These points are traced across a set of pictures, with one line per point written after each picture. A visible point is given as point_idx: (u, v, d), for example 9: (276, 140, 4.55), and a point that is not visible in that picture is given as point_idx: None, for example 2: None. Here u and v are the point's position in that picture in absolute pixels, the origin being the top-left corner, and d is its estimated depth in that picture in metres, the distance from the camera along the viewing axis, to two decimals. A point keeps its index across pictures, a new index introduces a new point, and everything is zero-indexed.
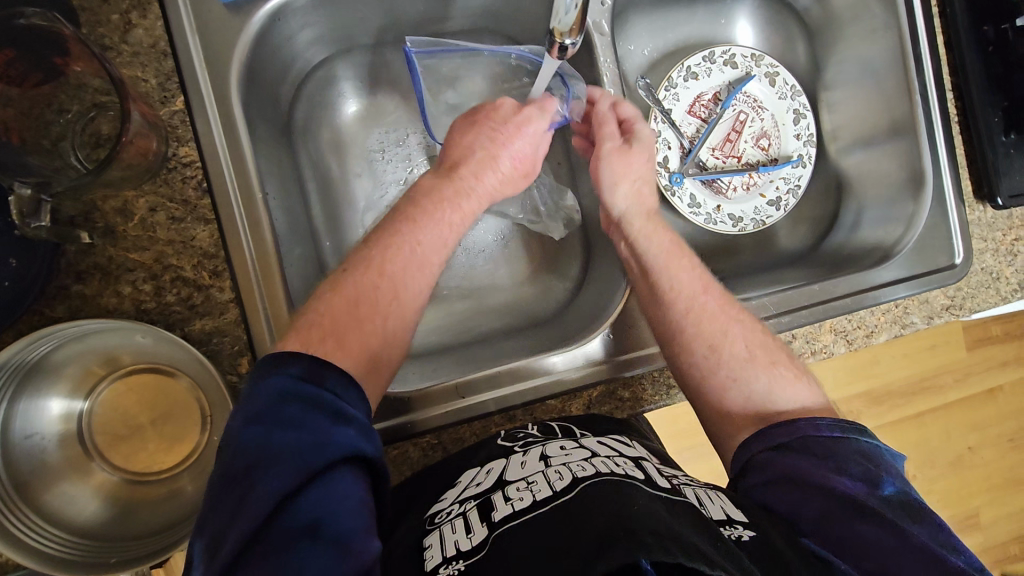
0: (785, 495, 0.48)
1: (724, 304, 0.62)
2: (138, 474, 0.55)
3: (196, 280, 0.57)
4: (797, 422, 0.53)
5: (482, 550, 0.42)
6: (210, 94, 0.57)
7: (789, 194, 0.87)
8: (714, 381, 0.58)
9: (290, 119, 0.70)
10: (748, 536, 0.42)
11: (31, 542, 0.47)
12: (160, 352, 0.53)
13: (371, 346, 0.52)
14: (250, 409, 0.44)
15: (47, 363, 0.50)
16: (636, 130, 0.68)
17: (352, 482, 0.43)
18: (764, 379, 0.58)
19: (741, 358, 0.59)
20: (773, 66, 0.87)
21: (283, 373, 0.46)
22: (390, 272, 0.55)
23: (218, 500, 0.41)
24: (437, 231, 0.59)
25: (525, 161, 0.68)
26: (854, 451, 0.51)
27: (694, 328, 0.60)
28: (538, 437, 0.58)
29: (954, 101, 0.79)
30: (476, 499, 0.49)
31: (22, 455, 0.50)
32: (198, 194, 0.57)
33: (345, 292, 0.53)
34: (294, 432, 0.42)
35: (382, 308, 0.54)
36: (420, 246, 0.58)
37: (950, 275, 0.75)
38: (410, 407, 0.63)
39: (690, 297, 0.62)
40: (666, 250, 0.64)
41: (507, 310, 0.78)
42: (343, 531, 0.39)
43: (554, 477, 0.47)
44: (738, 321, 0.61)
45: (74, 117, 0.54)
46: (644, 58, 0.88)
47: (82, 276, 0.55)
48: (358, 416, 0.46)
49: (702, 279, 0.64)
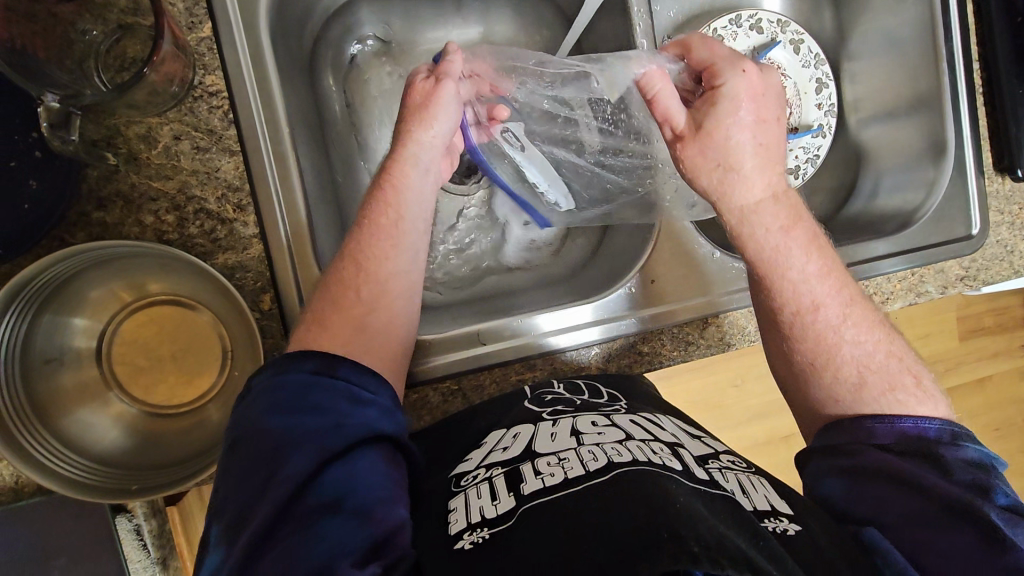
0: (860, 492, 0.48)
1: (845, 315, 0.56)
2: (156, 406, 0.55)
3: (220, 213, 0.55)
4: (902, 423, 0.51)
5: (509, 520, 0.41)
6: (238, 21, 0.55)
7: (808, 163, 0.86)
8: (820, 398, 0.55)
9: (313, 59, 0.69)
10: (794, 530, 0.41)
11: (50, 464, 0.46)
12: (184, 282, 0.53)
13: (358, 319, 0.52)
14: (268, 401, 0.44)
15: (70, 284, 0.50)
16: (720, 76, 0.57)
17: (372, 460, 0.43)
18: (875, 408, 0.53)
19: (856, 370, 0.54)
20: (799, 33, 0.87)
21: (297, 365, 0.46)
22: (350, 251, 0.55)
23: (241, 474, 0.41)
24: (377, 197, 0.57)
25: (432, 95, 0.57)
26: (957, 460, 0.48)
27: (799, 343, 0.56)
28: (567, 404, 0.57)
29: (978, 71, 0.79)
30: (503, 467, 0.48)
31: (40, 376, 0.50)
32: (224, 124, 0.56)
33: (328, 285, 0.53)
34: (316, 415, 0.43)
35: (353, 282, 0.53)
36: (367, 216, 0.56)
37: (966, 246, 0.76)
38: (430, 352, 0.62)
39: (801, 299, 0.56)
40: (781, 235, 0.56)
41: (526, 268, 0.77)
42: (365, 501, 0.40)
43: (587, 456, 0.45)
44: (851, 333, 0.55)
45: (99, 38, 0.53)
46: (668, 20, 0.86)
47: (103, 203, 0.53)
48: (377, 399, 0.46)
49: (822, 280, 0.56)
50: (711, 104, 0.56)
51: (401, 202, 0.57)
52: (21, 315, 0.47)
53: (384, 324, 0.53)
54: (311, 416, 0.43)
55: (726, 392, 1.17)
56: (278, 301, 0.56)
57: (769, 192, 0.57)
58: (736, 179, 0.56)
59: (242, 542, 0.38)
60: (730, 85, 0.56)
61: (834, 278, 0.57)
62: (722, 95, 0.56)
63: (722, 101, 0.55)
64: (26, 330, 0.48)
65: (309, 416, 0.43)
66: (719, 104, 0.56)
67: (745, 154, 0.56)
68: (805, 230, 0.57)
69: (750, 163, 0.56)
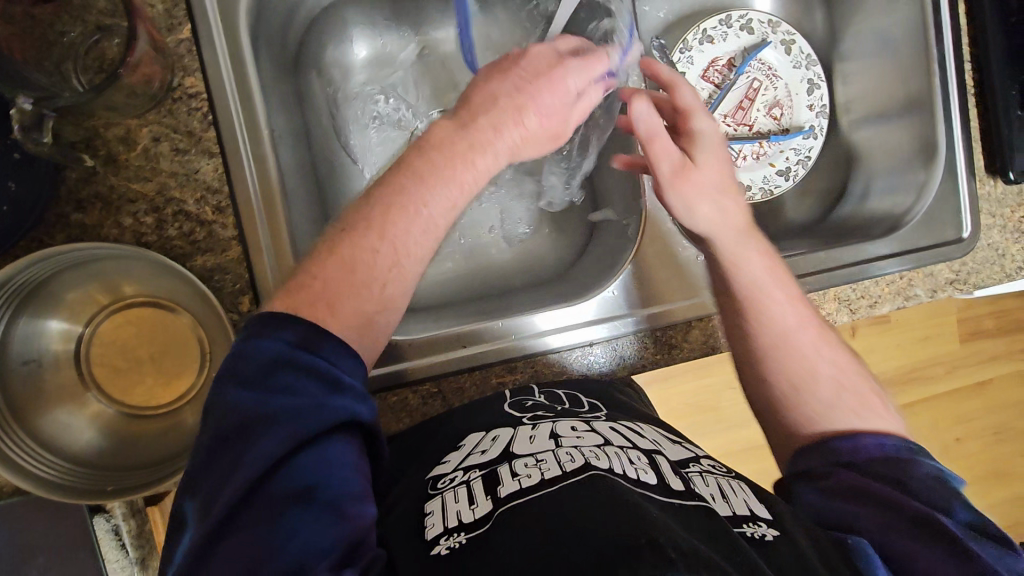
0: (825, 504, 0.49)
1: (833, 365, 0.57)
2: (134, 408, 0.55)
3: (199, 215, 0.55)
4: (866, 442, 0.53)
5: (486, 523, 0.41)
6: (217, 21, 0.55)
7: (799, 165, 0.86)
8: (797, 416, 0.55)
9: (298, 58, 0.69)
10: (772, 536, 0.41)
11: (26, 465, 0.46)
12: (162, 284, 0.53)
13: (368, 315, 0.45)
14: (238, 370, 0.40)
15: (48, 286, 0.50)
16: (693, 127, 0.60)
17: (345, 451, 0.40)
18: (842, 419, 0.54)
19: (829, 411, 0.55)
20: (790, 34, 0.86)
21: (275, 336, 0.41)
22: (391, 237, 0.46)
23: (210, 459, 0.39)
24: (439, 188, 0.47)
25: (561, 106, 0.54)
26: (922, 476, 0.49)
27: (778, 365, 0.57)
28: (548, 410, 0.57)
29: (971, 72, 0.78)
30: (480, 470, 0.48)
31: (18, 377, 0.50)
32: (203, 126, 0.56)
33: (338, 255, 0.45)
34: (287, 398, 0.39)
35: (379, 275, 0.45)
36: (425, 207, 0.46)
37: (957, 249, 0.75)
38: (411, 354, 0.62)
39: (795, 342, 0.57)
40: (761, 280, 0.59)
41: (510, 268, 0.77)
42: (338, 495, 0.38)
43: (564, 458, 0.45)
44: (856, 415, 0.54)
45: (78, 40, 0.53)
46: (658, 20, 0.86)
47: (82, 204, 0.53)
48: (353, 383, 0.42)
49: (824, 353, 0.57)
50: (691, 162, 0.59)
51: (458, 201, 0.49)
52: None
53: (389, 324, 0.46)
54: (282, 398, 0.39)
55: (719, 394, 1.16)
56: (257, 303, 0.56)
57: (728, 232, 0.60)
58: (709, 207, 0.60)
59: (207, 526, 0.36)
60: (707, 129, 0.60)
61: (837, 355, 0.58)
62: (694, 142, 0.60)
63: (703, 138, 0.60)
64: (2, 333, 0.48)
65: (285, 396, 0.39)
66: (697, 142, 0.60)
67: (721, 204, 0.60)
68: (806, 309, 0.59)
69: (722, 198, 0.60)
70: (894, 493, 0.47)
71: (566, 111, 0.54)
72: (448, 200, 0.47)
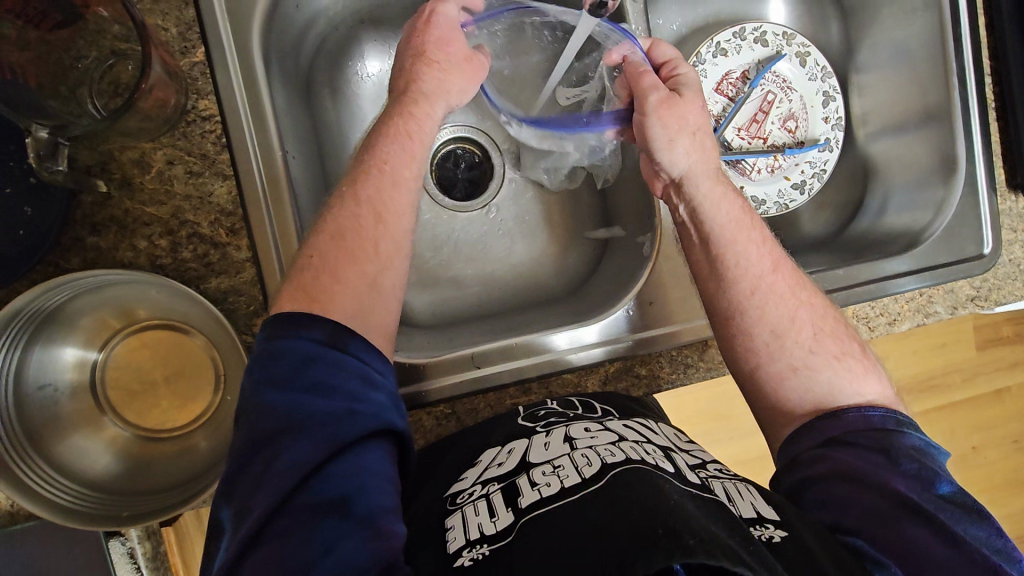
0: (826, 491, 0.47)
1: (819, 332, 0.57)
2: (149, 431, 0.55)
3: (213, 237, 0.55)
4: (847, 414, 0.52)
5: (509, 536, 0.40)
6: (232, 45, 0.55)
7: (814, 178, 0.85)
8: (775, 365, 0.55)
9: (309, 75, 0.68)
10: (779, 537, 0.40)
11: (43, 491, 0.47)
12: (176, 308, 0.53)
13: (371, 276, 0.48)
14: (271, 372, 0.41)
15: (63, 312, 0.50)
16: (678, 73, 0.62)
17: (380, 458, 0.40)
18: (828, 373, 0.55)
19: (803, 356, 0.55)
20: (805, 46, 0.85)
21: (301, 334, 0.42)
22: (365, 197, 0.50)
23: (244, 467, 0.38)
24: (404, 146, 0.53)
25: (452, 34, 0.57)
26: (905, 445, 0.49)
27: (756, 310, 0.57)
28: (560, 417, 0.57)
29: (991, 85, 0.77)
30: (499, 483, 0.47)
31: (35, 404, 0.50)
32: (217, 149, 0.56)
33: (327, 229, 0.49)
34: (323, 399, 0.40)
35: (369, 235, 0.49)
36: (387, 163, 0.52)
37: (978, 265, 0.74)
38: (422, 376, 0.61)
39: (784, 301, 0.57)
40: (734, 221, 0.59)
41: (523, 285, 0.76)
42: (373, 508, 0.37)
43: (581, 462, 0.44)
44: (835, 361, 0.55)
45: (93, 64, 0.53)
46: (671, 33, 0.85)
47: (97, 228, 0.53)
48: (384, 382, 0.44)
49: (801, 300, 0.58)
50: (679, 98, 0.60)
51: (419, 156, 0.54)
52: (12, 345, 0.47)
53: (394, 286, 0.50)
54: (322, 398, 0.39)
55: (732, 405, 1.15)
56: None
57: (707, 171, 0.60)
58: (689, 143, 0.59)
59: (241, 538, 0.36)
60: (689, 75, 0.62)
61: (815, 302, 0.58)
62: (681, 84, 0.62)
63: (687, 87, 0.61)
64: (17, 361, 0.48)
65: (315, 397, 0.39)
66: (680, 88, 0.61)
67: (700, 142, 0.60)
68: (779, 251, 0.60)
69: (700, 141, 0.60)
70: (884, 470, 0.47)
71: (456, 33, 0.58)
72: (397, 151, 0.53)
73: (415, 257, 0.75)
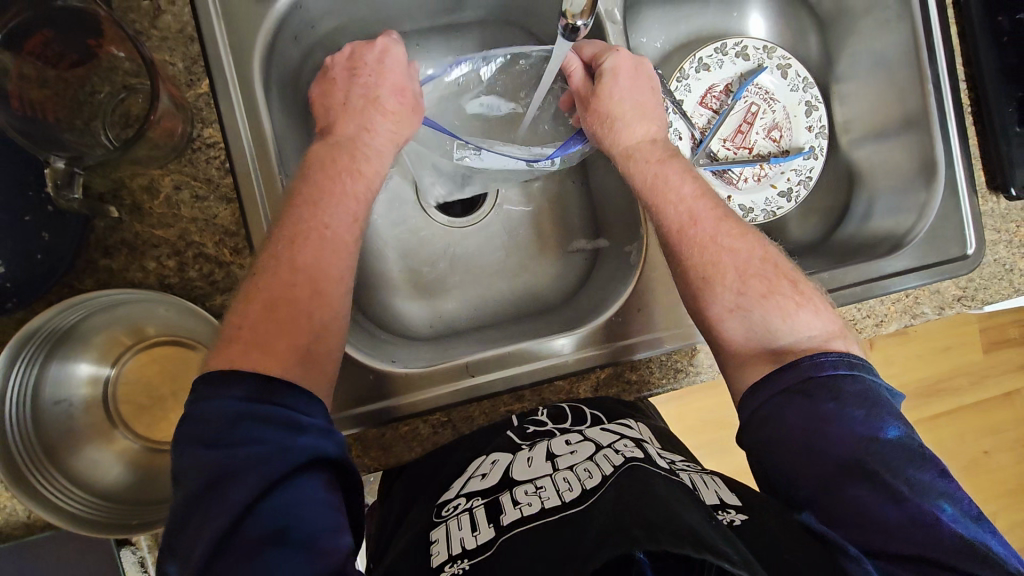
0: (784, 454, 0.49)
1: (747, 272, 0.58)
2: (159, 442, 0.58)
3: (218, 257, 0.59)
4: (801, 362, 0.51)
5: (488, 550, 0.43)
6: (234, 78, 0.59)
7: (800, 185, 0.87)
8: (710, 311, 0.58)
9: (309, 101, 0.72)
10: (740, 520, 0.45)
11: (58, 501, 0.49)
12: (183, 325, 0.56)
13: (303, 349, 0.49)
14: (201, 431, 0.42)
15: (79, 330, 0.53)
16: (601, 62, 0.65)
17: (317, 487, 0.42)
18: (759, 312, 0.56)
19: (733, 299, 0.57)
20: (785, 58, 0.87)
21: (225, 394, 0.43)
22: (304, 265, 0.52)
23: (188, 512, 0.40)
24: (344, 207, 0.57)
25: (405, 79, 0.64)
26: (852, 392, 0.49)
27: (683, 261, 0.60)
28: (548, 432, 0.58)
29: (966, 91, 0.79)
30: (482, 498, 0.50)
31: (52, 417, 0.53)
32: (222, 173, 0.59)
33: (261, 298, 0.50)
34: (251, 448, 0.41)
35: (306, 308, 0.51)
36: (328, 228, 0.54)
37: (962, 265, 0.76)
38: (418, 387, 0.63)
39: (714, 248, 0.59)
40: (657, 179, 0.63)
41: (518, 296, 0.79)
42: (311, 532, 0.39)
43: (563, 486, 0.47)
44: (762, 300, 0.56)
45: (105, 98, 0.57)
46: (656, 51, 0.88)
47: (109, 251, 0.57)
48: (314, 421, 0.44)
49: (723, 245, 0.59)
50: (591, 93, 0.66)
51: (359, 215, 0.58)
52: (30, 363, 0.50)
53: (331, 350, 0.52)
54: (248, 447, 0.41)
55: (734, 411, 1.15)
56: None
57: (631, 148, 0.65)
58: (608, 131, 0.66)
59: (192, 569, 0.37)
60: (609, 64, 0.64)
61: (738, 246, 0.59)
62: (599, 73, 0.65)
63: (603, 76, 0.65)
64: (37, 376, 0.51)
65: (248, 446, 0.41)
66: (599, 80, 0.65)
67: (616, 124, 0.65)
68: (703, 204, 0.62)
69: (620, 123, 0.65)
70: (833, 427, 0.47)
71: (409, 80, 0.65)
72: (341, 216, 0.56)
73: (412, 272, 0.78)
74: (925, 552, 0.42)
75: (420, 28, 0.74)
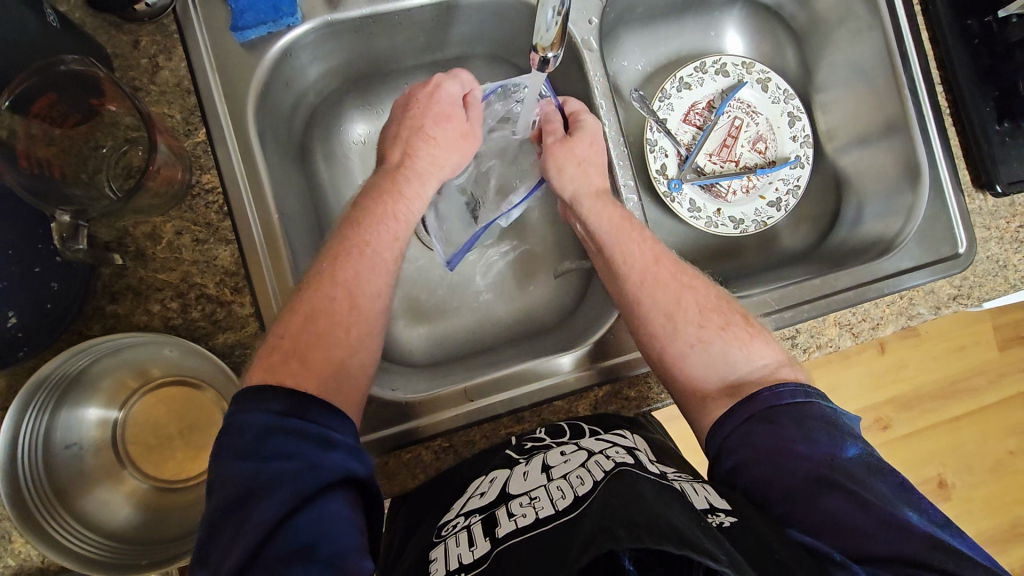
0: (753, 475, 0.50)
1: (705, 314, 0.61)
2: (166, 482, 0.59)
3: (219, 296, 0.61)
4: (761, 394, 0.54)
5: (485, 562, 0.44)
6: (229, 129, 0.62)
7: (789, 195, 0.87)
8: (676, 348, 0.59)
9: (304, 141, 0.75)
10: (729, 523, 0.45)
11: (70, 545, 0.51)
12: (185, 364, 0.57)
13: (338, 360, 0.53)
14: (237, 444, 0.44)
15: (86, 375, 0.55)
16: (581, 120, 0.68)
17: (345, 505, 0.43)
18: (719, 342, 0.59)
19: (696, 333, 0.59)
20: (765, 73, 0.89)
21: (259, 408, 0.45)
22: (342, 280, 0.56)
23: (218, 527, 0.41)
24: (384, 226, 0.60)
25: (454, 111, 0.67)
26: (817, 416, 0.51)
27: (649, 299, 0.61)
28: (544, 444, 0.59)
29: (943, 94, 0.80)
30: (480, 514, 0.50)
31: (63, 463, 0.54)
32: (220, 217, 0.61)
33: (302, 309, 0.54)
34: (284, 462, 0.42)
35: (342, 319, 0.54)
36: (369, 245, 0.58)
37: (954, 264, 0.76)
38: (421, 411, 0.65)
39: (675, 289, 0.62)
40: (617, 225, 0.64)
41: (516, 320, 0.80)
42: (338, 550, 0.40)
43: (557, 495, 0.47)
44: (722, 332, 0.59)
45: (109, 152, 0.61)
46: (638, 73, 0.91)
47: (115, 296, 0.59)
48: (344, 440, 0.46)
49: (684, 283, 0.63)
50: (568, 138, 0.67)
51: (402, 233, 0.62)
52: (41, 410, 0.52)
53: (363, 365, 0.55)
54: (279, 462, 0.42)
55: None
56: None
57: (593, 191, 0.67)
58: (576, 175, 0.67)
59: None
60: (591, 124, 0.68)
61: (695, 284, 0.63)
62: (579, 129, 0.67)
63: (579, 132, 0.67)
64: (47, 423, 0.53)
65: (276, 462, 0.42)
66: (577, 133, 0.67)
67: (585, 171, 0.68)
68: (667, 252, 0.65)
69: (591, 172, 0.68)
70: (800, 444, 0.49)
71: (455, 111, 0.67)
72: (382, 235, 0.60)
73: (410, 300, 0.80)
74: (901, 553, 0.42)
75: (407, 68, 0.77)
